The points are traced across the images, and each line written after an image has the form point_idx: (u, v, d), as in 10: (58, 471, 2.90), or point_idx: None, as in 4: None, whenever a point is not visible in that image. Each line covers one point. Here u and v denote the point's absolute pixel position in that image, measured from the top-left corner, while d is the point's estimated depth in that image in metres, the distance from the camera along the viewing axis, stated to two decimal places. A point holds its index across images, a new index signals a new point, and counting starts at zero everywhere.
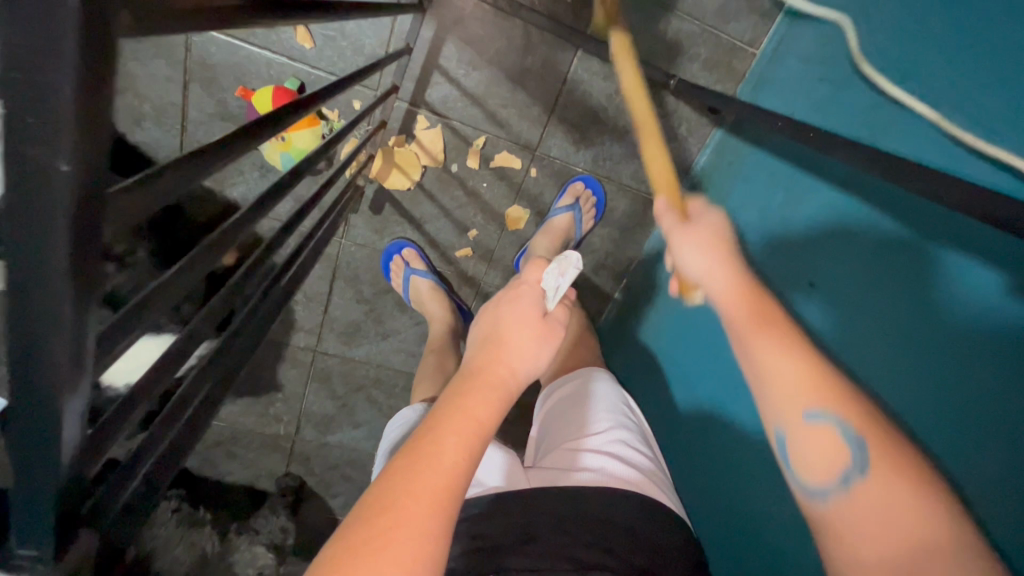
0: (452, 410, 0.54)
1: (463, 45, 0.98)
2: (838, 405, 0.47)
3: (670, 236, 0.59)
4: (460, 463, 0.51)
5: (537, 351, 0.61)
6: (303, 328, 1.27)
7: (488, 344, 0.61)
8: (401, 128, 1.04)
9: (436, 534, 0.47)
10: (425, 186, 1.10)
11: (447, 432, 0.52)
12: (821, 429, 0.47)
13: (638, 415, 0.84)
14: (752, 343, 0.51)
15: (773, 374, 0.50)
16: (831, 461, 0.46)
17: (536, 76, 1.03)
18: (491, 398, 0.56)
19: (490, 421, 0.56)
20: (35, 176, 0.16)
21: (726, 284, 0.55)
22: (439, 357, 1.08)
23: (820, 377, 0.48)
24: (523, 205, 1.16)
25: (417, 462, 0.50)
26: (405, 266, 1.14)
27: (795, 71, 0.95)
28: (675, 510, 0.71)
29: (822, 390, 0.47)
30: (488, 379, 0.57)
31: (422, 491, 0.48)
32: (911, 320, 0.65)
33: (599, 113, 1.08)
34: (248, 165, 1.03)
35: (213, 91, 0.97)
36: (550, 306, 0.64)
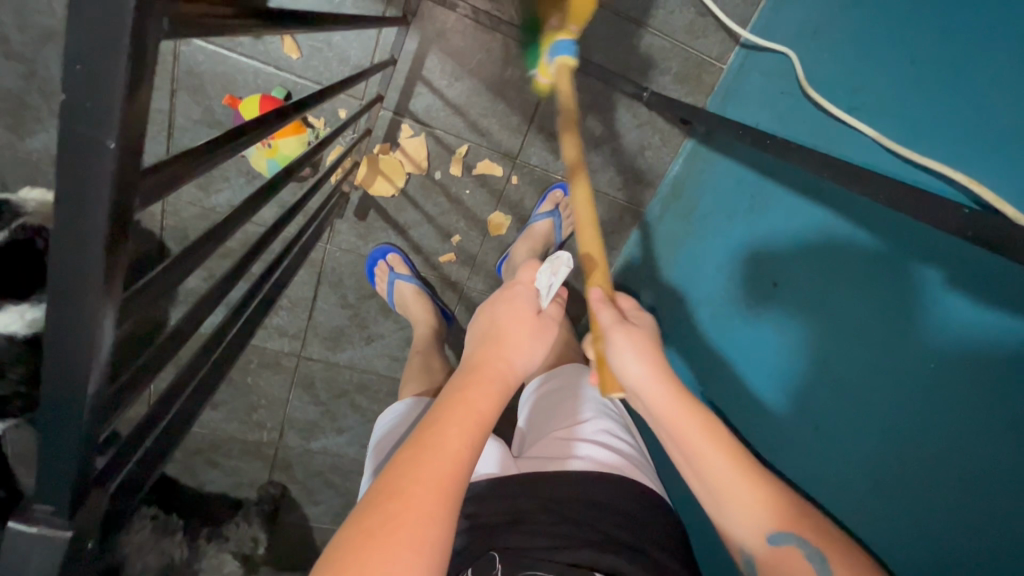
0: (454, 402, 0.57)
1: (446, 57, 1.02)
2: (786, 525, 0.55)
3: (608, 334, 0.62)
4: (464, 451, 0.54)
5: (533, 348, 0.64)
6: (288, 334, 1.29)
7: (490, 340, 0.63)
8: (386, 136, 1.07)
9: (445, 518, 0.50)
10: (409, 193, 1.14)
11: (455, 422, 0.55)
12: (783, 552, 0.54)
13: (619, 403, 0.87)
14: (721, 497, 0.58)
15: (721, 481, 0.58)
16: (794, 571, 0.53)
17: (515, 87, 1.07)
18: (491, 390, 0.59)
19: (491, 411, 0.58)
20: (86, 147, 0.19)
21: (673, 411, 0.60)
22: (423, 358, 1.10)
23: (772, 502, 0.56)
24: (504, 211, 1.19)
25: (424, 448, 0.53)
26: (389, 270, 1.17)
27: (759, 84, 1.01)
28: (659, 492, 0.74)
29: (773, 516, 0.55)
30: (491, 372, 0.60)
31: (431, 477, 0.51)
32: (872, 311, 0.70)
33: (577, 123, 1.12)
34: (233, 171, 1.06)
35: (199, 98, 1.00)
36: (545, 304, 0.67)
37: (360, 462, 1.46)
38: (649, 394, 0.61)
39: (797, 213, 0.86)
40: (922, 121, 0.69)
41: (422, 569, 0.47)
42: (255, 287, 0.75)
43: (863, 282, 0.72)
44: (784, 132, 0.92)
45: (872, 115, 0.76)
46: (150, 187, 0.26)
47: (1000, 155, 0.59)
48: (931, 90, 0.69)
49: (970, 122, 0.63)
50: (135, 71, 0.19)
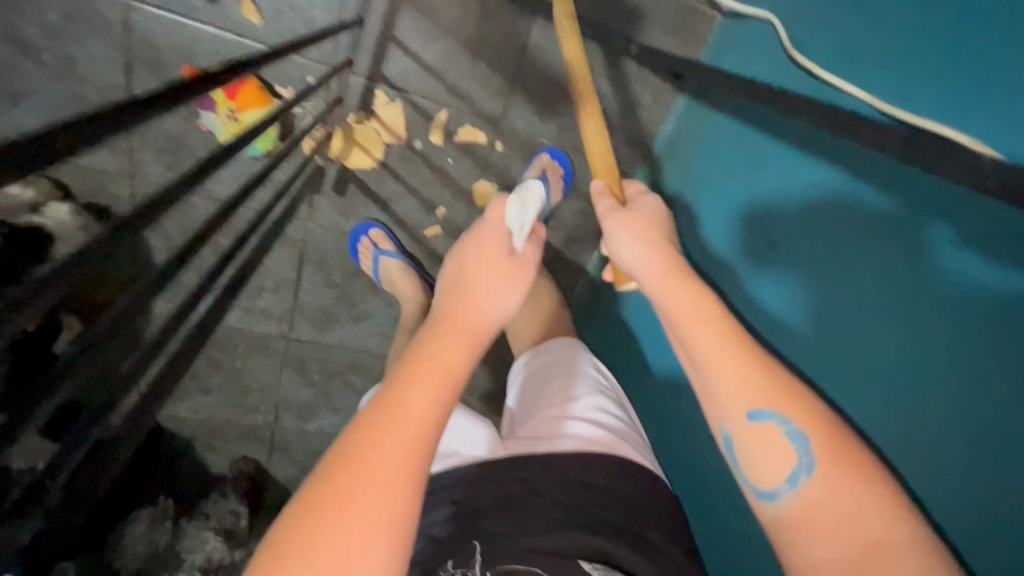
0: (418, 356, 0.51)
1: (418, 15, 0.95)
2: (783, 404, 0.47)
3: (606, 218, 0.61)
4: (430, 412, 0.48)
5: (507, 297, 0.58)
6: (275, 316, 1.26)
7: (459, 291, 0.57)
8: (360, 105, 1.01)
9: (411, 482, 0.45)
10: (389, 164, 1.08)
11: (419, 379, 0.49)
12: (767, 427, 0.47)
13: (610, 377, 0.85)
14: (702, 366, 0.51)
15: (722, 365, 0.49)
16: (776, 462, 0.46)
17: (494, 44, 1.00)
18: (461, 342, 0.53)
19: (463, 365, 0.52)
20: None
21: (674, 298, 0.54)
22: (412, 336, 1.07)
23: (764, 381, 0.48)
24: (490, 180, 1.13)
25: (382, 409, 0.47)
26: (373, 247, 1.13)
27: (755, 33, 0.95)
28: (654, 470, 0.72)
29: (767, 390, 0.48)
30: (459, 324, 0.54)
31: (391, 441, 0.45)
32: (868, 269, 0.67)
33: (563, 82, 1.05)
34: (202, 149, 1.02)
35: (156, 71, 0.94)
36: (517, 244, 0.61)
37: None
38: (641, 269, 0.57)
39: (795, 168, 0.81)
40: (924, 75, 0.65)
41: (379, 539, 0.43)
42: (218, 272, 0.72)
43: (864, 238, 0.68)
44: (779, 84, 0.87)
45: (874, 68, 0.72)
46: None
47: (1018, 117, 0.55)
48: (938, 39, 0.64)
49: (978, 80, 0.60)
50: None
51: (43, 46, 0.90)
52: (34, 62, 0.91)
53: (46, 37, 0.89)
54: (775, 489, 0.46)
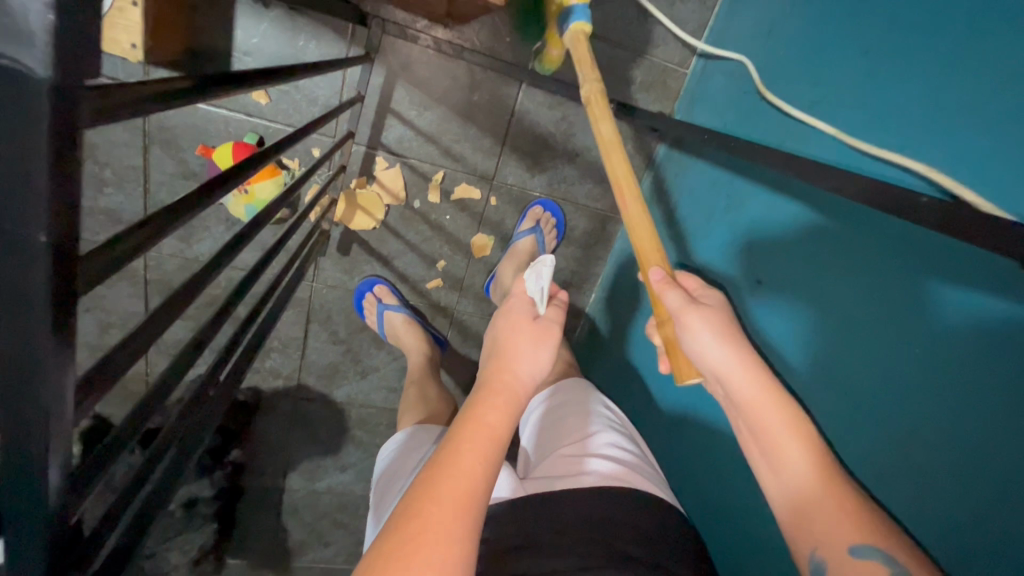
0: (465, 419, 0.57)
1: (413, 88, 1.03)
2: (873, 540, 0.46)
3: (681, 315, 0.55)
4: (478, 467, 0.53)
5: (540, 356, 0.64)
6: (282, 377, 1.28)
7: (497, 356, 0.64)
8: (361, 171, 1.08)
9: (468, 534, 0.49)
10: (390, 223, 1.14)
11: (467, 439, 0.55)
12: (863, 563, 0.46)
13: (618, 412, 0.86)
14: (805, 513, 0.51)
15: (820, 504, 0.50)
16: None
17: (483, 109, 1.07)
18: (501, 403, 0.59)
19: (503, 425, 0.58)
20: (15, 248, 0.19)
21: (764, 412, 0.55)
22: (419, 386, 1.09)
23: (851, 514, 0.48)
24: (486, 233, 1.20)
25: (437, 467, 0.52)
26: (377, 302, 1.17)
27: (720, 87, 1.03)
28: (672, 501, 0.73)
29: (857, 523, 0.48)
30: (500, 385, 0.61)
31: (446, 494, 0.50)
32: (861, 288, 0.65)
33: (549, 140, 1.12)
34: (212, 220, 1.08)
35: (172, 151, 1.01)
36: (540, 311, 0.68)
37: (366, 498, 1.44)
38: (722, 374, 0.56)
39: (768, 210, 0.84)
40: (919, 110, 0.62)
41: None
42: (237, 336, 0.75)
43: (836, 260, 0.69)
44: (746, 133, 0.94)
45: (860, 116, 0.71)
46: (100, 263, 0.27)
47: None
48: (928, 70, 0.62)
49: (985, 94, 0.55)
50: (58, 135, 0.18)
51: None
52: None
53: None
54: None
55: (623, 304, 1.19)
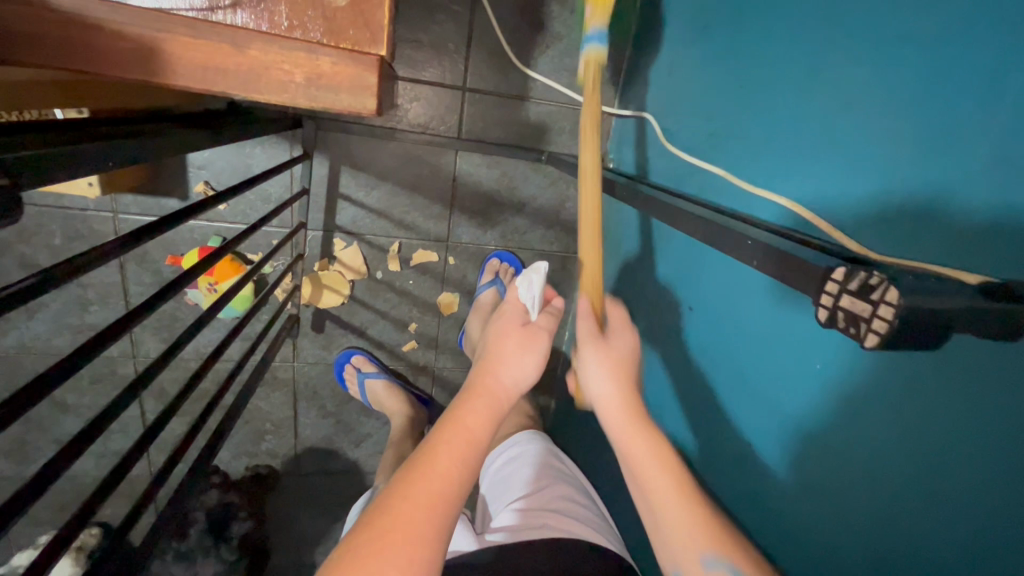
0: (446, 423, 0.60)
1: (358, 172, 1.10)
2: (734, 561, 0.48)
3: (587, 348, 0.62)
4: (452, 470, 0.56)
5: (526, 365, 0.67)
6: (280, 456, 1.32)
7: (484, 363, 0.67)
8: (322, 253, 1.15)
9: (433, 535, 0.52)
10: (357, 296, 1.20)
11: (442, 442, 0.58)
12: (676, 486, 0.53)
13: (571, 465, 0.91)
14: (660, 531, 0.52)
15: (674, 516, 0.51)
16: None
17: (426, 179, 1.14)
18: (481, 408, 0.62)
19: (481, 430, 0.60)
20: None
21: (612, 403, 0.59)
22: (404, 448, 1.12)
23: (715, 531, 0.50)
24: (451, 290, 1.24)
25: (412, 468, 0.55)
26: (357, 372, 1.22)
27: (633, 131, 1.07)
28: (620, 552, 0.74)
29: (721, 543, 0.49)
30: (483, 389, 0.64)
31: (417, 495, 0.53)
32: (765, 344, 0.64)
33: (495, 196, 1.18)
34: (192, 319, 1.15)
35: (146, 264, 1.09)
36: (533, 316, 0.71)
37: None
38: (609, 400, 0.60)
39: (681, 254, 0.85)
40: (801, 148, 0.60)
41: None
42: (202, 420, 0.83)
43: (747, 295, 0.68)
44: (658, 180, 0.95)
45: (748, 151, 0.70)
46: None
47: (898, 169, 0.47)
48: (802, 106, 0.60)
49: (851, 132, 0.53)
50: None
51: (51, 265, 1.06)
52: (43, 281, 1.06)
53: (53, 258, 1.05)
54: None
55: None
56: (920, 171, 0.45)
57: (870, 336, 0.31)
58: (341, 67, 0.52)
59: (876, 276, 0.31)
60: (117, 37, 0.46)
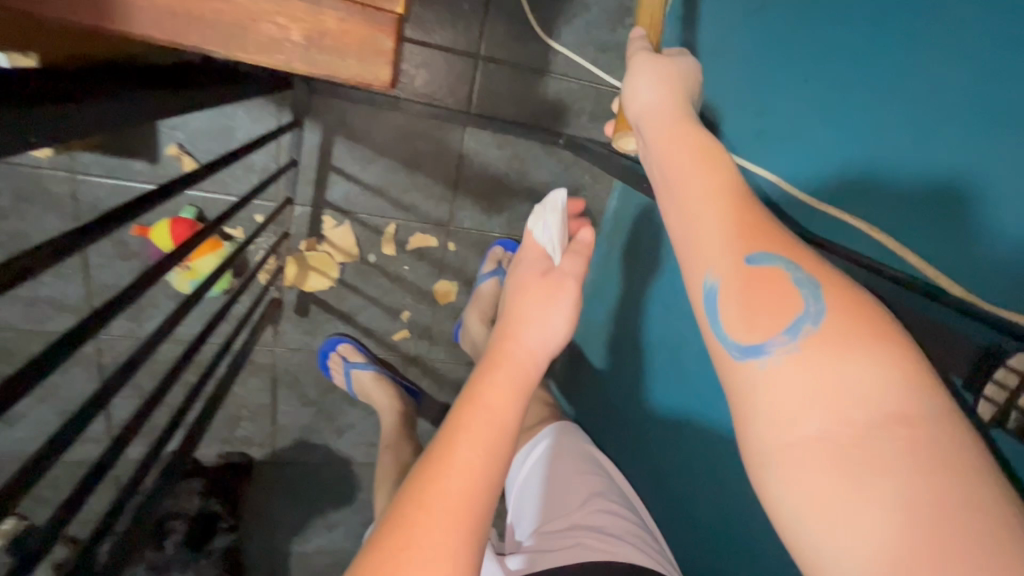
0: (467, 397, 0.49)
1: (353, 143, 0.99)
2: (789, 257, 0.35)
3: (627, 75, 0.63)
4: (477, 458, 0.45)
5: (555, 318, 0.56)
6: (256, 443, 1.24)
7: (503, 326, 0.56)
8: (309, 231, 1.03)
9: (467, 540, 0.42)
10: (347, 280, 1.10)
11: (465, 425, 0.46)
12: (768, 274, 0.34)
13: (605, 468, 0.88)
14: (686, 208, 0.40)
15: (693, 197, 0.40)
16: (762, 305, 0.34)
17: (429, 156, 1.03)
18: (510, 381, 0.50)
19: (512, 405, 0.49)
20: None
21: (705, 225, 0.38)
22: (392, 448, 1.05)
23: (760, 232, 0.37)
24: (450, 278, 1.15)
25: (430, 455, 0.45)
26: (343, 362, 1.13)
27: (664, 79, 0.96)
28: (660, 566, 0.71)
29: (766, 238, 0.36)
30: (506, 356, 0.52)
31: (435, 494, 0.42)
32: (914, 242, 0.53)
33: (503, 180, 1.08)
34: (160, 295, 1.04)
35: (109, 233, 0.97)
36: (557, 261, 0.61)
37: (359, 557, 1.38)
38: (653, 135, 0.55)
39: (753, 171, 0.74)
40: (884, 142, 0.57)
41: None
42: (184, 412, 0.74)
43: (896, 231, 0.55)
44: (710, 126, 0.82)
45: (841, 73, 0.63)
46: None
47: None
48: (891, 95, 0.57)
49: (990, 83, 0.49)
50: None
51: None
52: None
53: None
54: (760, 346, 0.33)
55: (599, 339, 1.15)
56: (993, 185, 0.47)
57: None
58: (350, 25, 0.42)
59: None
60: None
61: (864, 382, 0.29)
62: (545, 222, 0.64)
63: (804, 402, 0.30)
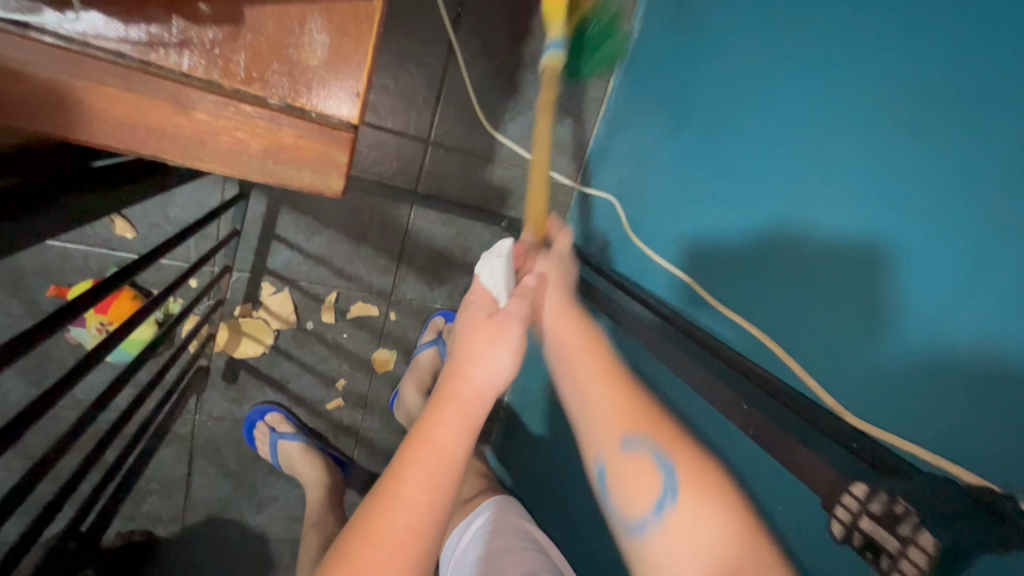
0: (416, 441, 0.49)
1: (298, 214, 1.00)
2: (650, 433, 0.44)
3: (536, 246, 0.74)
4: (424, 498, 0.46)
5: (502, 360, 0.52)
6: (163, 520, 1.14)
7: (452, 365, 0.54)
8: (245, 297, 1.02)
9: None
10: (281, 347, 1.08)
11: (410, 469, 0.47)
12: (638, 459, 0.43)
13: (541, 541, 0.92)
14: (586, 397, 0.50)
15: (591, 394, 0.50)
16: (642, 490, 0.42)
17: (376, 230, 1.06)
18: (458, 423, 0.49)
19: (460, 445, 0.49)
20: None
21: (598, 405, 0.48)
22: (316, 526, 1.00)
23: (633, 407, 0.47)
24: (389, 347, 1.15)
25: (376, 503, 0.46)
26: (270, 431, 1.08)
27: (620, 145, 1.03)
28: None
29: (634, 420, 0.45)
30: (451, 397, 0.51)
31: (384, 532, 0.45)
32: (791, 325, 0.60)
33: (447, 254, 1.12)
34: (71, 359, 0.97)
35: (19, 292, 0.91)
36: None
37: None
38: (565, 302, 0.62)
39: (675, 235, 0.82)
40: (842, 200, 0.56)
41: None
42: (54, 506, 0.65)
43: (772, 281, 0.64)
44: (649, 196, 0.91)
45: (751, 144, 0.70)
46: None
47: (931, 235, 0.47)
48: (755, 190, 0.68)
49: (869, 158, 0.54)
50: None
51: None
52: None
53: None
54: (639, 524, 0.41)
55: (535, 411, 1.18)
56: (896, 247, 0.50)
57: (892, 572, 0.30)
58: (306, 140, 0.45)
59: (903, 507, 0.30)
60: (16, 80, 0.36)
61: (710, 549, 0.37)
62: (492, 267, 0.59)
63: (678, 563, 0.38)
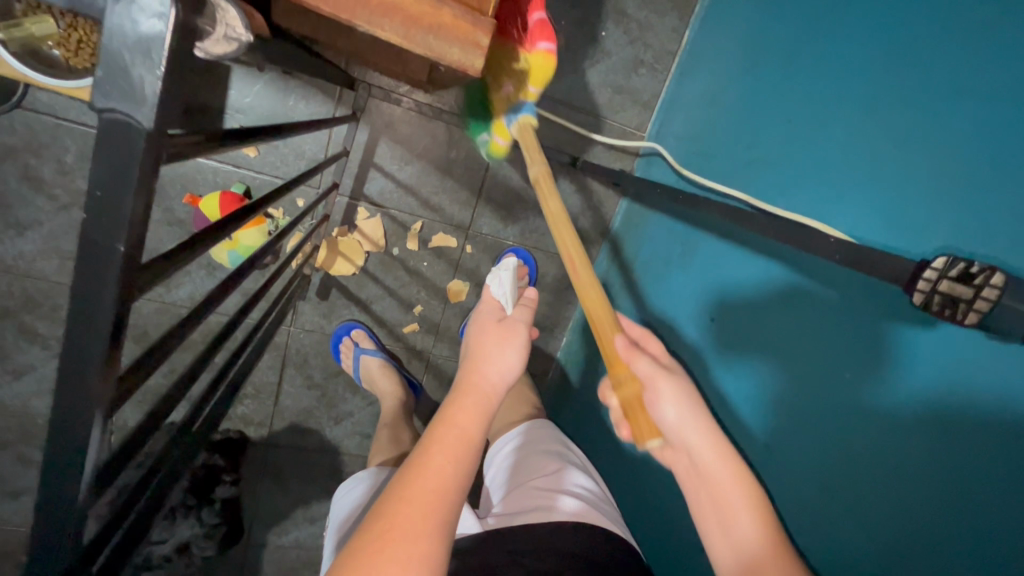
0: (441, 422, 0.54)
1: (395, 144, 1.11)
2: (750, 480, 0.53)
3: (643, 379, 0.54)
4: (449, 468, 0.51)
5: (514, 357, 0.60)
6: (253, 423, 1.26)
7: (470, 357, 0.61)
8: (343, 219, 1.14)
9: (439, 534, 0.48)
10: (369, 269, 1.19)
11: (437, 440, 0.52)
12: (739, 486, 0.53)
13: (570, 451, 0.99)
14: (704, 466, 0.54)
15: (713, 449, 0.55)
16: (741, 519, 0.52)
17: (461, 165, 1.16)
18: (476, 406, 0.56)
19: (478, 428, 0.55)
20: (119, 130, 0.22)
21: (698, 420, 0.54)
22: (392, 428, 1.10)
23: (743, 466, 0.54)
24: (463, 278, 1.25)
25: (405, 471, 0.50)
26: (354, 346, 1.19)
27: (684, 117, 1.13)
28: (615, 527, 0.80)
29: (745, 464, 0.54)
30: (473, 385, 0.58)
31: (414, 495, 0.48)
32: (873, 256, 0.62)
33: (521, 194, 1.21)
34: (194, 265, 1.10)
35: (161, 201, 1.04)
36: (507, 311, 0.65)
37: None
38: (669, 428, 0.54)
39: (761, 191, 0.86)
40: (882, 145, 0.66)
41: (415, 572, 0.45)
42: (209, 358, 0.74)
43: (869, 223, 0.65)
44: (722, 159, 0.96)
45: (835, 101, 0.75)
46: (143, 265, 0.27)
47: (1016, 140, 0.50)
48: (842, 143, 0.72)
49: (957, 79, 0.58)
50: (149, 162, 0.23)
51: (57, 183, 1.00)
52: (44, 197, 1.00)
53: (59, 175, 1.00)
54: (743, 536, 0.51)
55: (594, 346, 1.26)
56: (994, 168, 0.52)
57: (969, 315, 0.39)
58: (460, 21, 0.55)
59: (975, 265, 0.38)
60: None
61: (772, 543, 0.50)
62: (501, 279, 0.68)
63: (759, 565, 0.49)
